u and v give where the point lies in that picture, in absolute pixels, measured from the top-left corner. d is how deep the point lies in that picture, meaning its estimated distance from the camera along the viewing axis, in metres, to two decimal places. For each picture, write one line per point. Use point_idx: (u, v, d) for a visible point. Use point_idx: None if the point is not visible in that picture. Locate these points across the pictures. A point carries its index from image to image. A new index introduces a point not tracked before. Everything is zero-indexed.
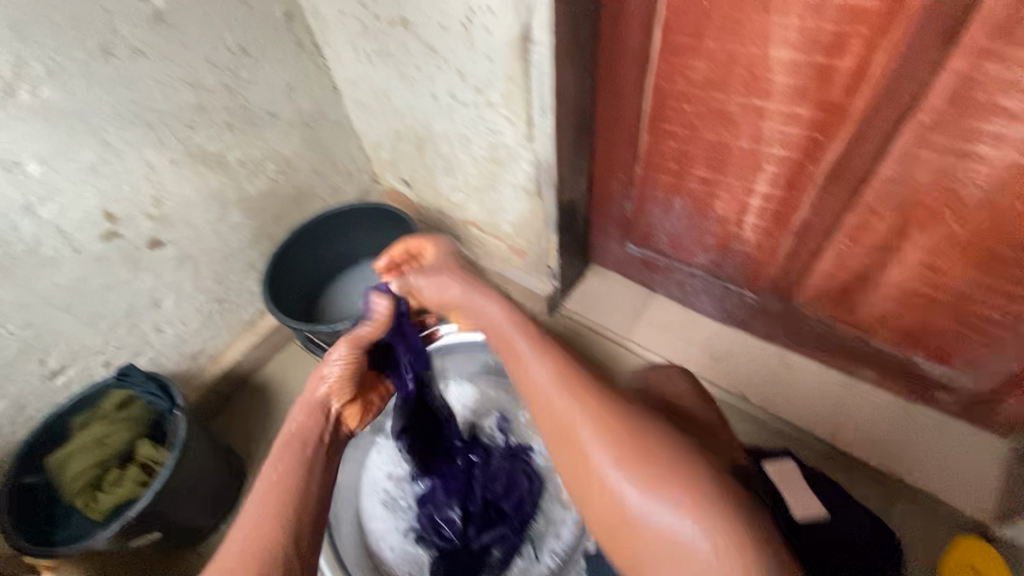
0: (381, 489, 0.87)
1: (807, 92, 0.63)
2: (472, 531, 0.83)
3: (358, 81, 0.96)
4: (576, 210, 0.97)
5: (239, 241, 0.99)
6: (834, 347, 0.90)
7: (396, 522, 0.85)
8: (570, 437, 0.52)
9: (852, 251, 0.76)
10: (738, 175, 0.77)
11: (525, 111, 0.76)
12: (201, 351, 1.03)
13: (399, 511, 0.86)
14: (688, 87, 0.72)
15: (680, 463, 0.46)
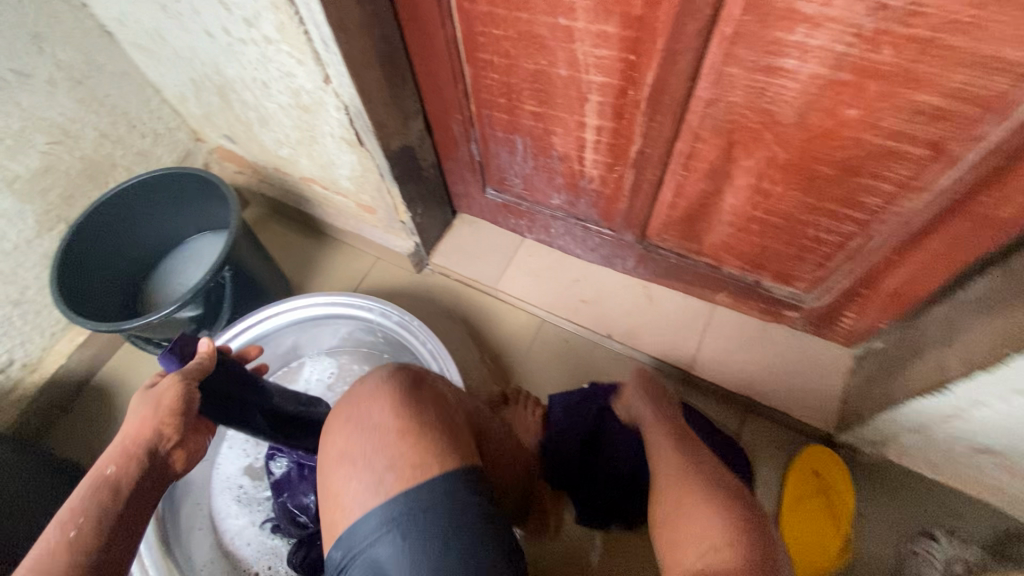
0: (235, 485, 0.82)
1: (609, 5, 0.54)
2: None
3: (125, 21, 0.78)
4: (418, 158, 0.87)
5: (21, 232, 0.83)
6: (691, 277, 0.89)
7: (252, 516, 0.80)
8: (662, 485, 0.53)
9: (690, 181, 0.71)
10: (567, 107, 0.69)
11: (308, 47, 0.63)
12: (11, 363, 0.89)
13: (255, 504, 0.81)
14: (490, 7, 0.61)
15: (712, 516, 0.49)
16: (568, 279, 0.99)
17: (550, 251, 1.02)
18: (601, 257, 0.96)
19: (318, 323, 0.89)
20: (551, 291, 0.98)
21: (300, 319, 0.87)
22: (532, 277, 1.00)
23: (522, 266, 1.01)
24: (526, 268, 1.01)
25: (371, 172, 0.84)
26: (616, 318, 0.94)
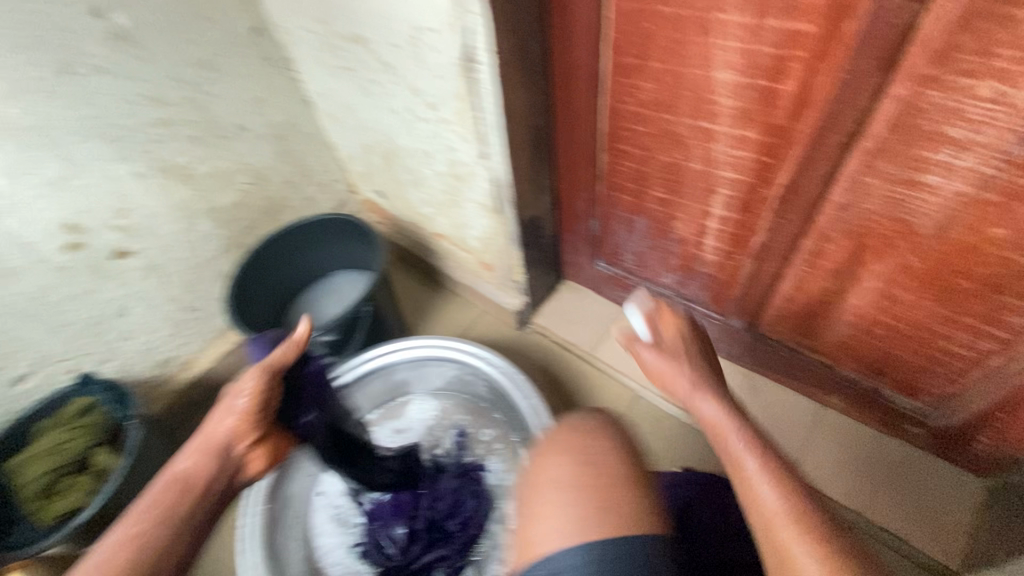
0: (333, 505, 0.87)
1: (753, 115, 0.61)
2: (416, 549, 0.82)
3: (327, 95, 0.97)
4: (541, 227, 0.96)
5: (210, 251, 1.00)
6: (802, 374, 0.88)
7: (343, 539, 0.84)
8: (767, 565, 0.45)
9: (813, 278, 0.73)
10: (694, 197, 0.75)
11: (477, 129, 0.75)
12: (172, 359, 1.04)
13: (347, 527, 0.85)
14: (639, 107, 0.70)
15: None
16: None
17: None
18: (703, 340, 0.98)
19: (428, 363, 0.95)
20: None
21: (416, 357, 0.94)
22: (631, 351, 1.03)
23: None
24: None
25: (500, 234, 0.93)
26: None
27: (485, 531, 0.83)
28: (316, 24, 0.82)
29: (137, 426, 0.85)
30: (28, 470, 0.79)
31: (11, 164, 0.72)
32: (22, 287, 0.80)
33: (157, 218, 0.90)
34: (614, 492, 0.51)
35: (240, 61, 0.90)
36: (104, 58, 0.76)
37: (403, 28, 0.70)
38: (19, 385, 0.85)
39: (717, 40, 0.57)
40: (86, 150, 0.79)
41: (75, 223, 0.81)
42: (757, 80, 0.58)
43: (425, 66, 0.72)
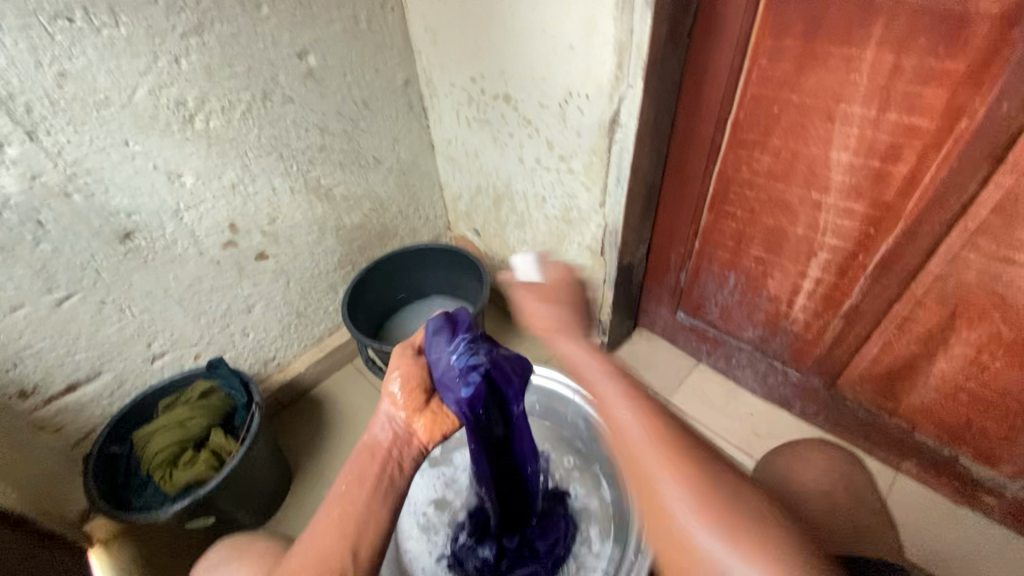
0: (420, 512, 0.92)
1: (862, 190, 0.71)
2: (506, 565, 0.83)
3: (453, 141, 1.11)
4: (633, 274, 1.05)
5: (328, 264, 1.11)
6: (876, 436, 0.92)
7: (430, 546, 0.88)
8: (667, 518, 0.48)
9: (900, 341, 0.80)
10: (792, 258, 0.84)
11: (603, 180, 0.86)
12: (273, 359, 1.12)
13: (434, 535, 0.89)
14: (752, 176, 0.80)
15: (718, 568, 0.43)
16: (739, 410, 1.05)
17: (723, 380, 1.10)
18: (777, 396, 1.03)
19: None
20: (722, 417, 1.04)
21: None
22: (703, 401, 1.07)
23: (694, 388, 1.10)
24: (699, 389, 1.09)
25: (597, 276, 1.02)
26: None
27: (572, 553, 0.86)
28: (466, 81, 0.97)
29: (258, 413, 0.90)
30: (156, 440, 0.85)
31: (206, 167, 0.85)
32: (182, 273, 0.90)
33: (296, 228, 1.01)
34: (743, 493, 0.48)
35: (390, 105, 1.05)
36: (294, 90, 0.89)
37: (555, 91, 0.82)
38: (153, 362, 0.93)
39: (839, 126, 0.68)
40: (261, 163, 0.91)
41: (236, 224, 0.92)
42: (871, 161, 0.68)
43: (567, 123, 0.84)
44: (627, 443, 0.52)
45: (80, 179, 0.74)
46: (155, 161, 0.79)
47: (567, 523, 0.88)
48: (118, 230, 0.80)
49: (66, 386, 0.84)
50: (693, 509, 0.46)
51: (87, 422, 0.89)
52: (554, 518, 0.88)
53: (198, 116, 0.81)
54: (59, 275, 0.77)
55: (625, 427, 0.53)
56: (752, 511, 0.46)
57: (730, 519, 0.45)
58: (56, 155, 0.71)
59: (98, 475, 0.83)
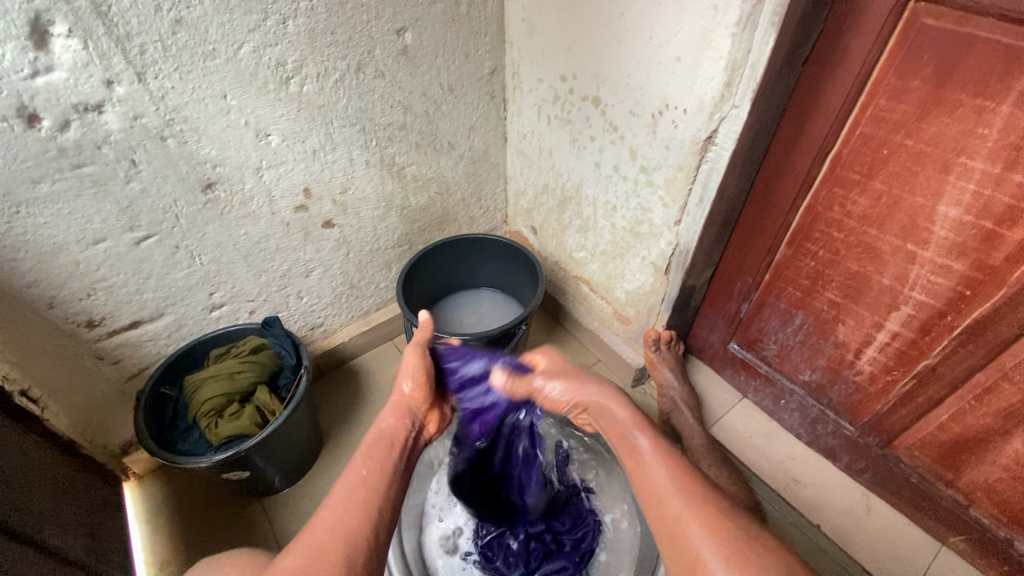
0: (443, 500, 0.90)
1: (965, 249, 0.67)
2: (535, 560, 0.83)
3: (529, 136, 1.10)
4: (693, 298, 1.02)
5: (388, 241, 1.12)
6: (924, 502, 0.88)
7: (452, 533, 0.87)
8: (676, 529, 0.59)
9: (975, 412, 0.76)
10: (870, 307, 0.80)
11: (682, 198, 0.84)
12: (320, 325, 1.14)
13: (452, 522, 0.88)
14: (843, 217, 0.77)
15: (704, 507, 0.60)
16: (781, 454, 1.02)
17: (765, 419, 1.07)
18: (823, 446, 0.99)
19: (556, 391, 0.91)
20: (762, 460, 1.01)
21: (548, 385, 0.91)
22: (744, 439, 1.04)
23: (735, 423, 1.06)
24: (741, 426, 1.06)
25: (655, 293, 1.00)
26: (821, 510, 0.94)
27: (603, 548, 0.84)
28: (555, 78, 0.96)
29: (304, 376, 0.92)
30: (207, 388, 0.88)
31: (292, 130, 0.86)
32: (252, 230, 0.91)
33: (365, 201, 1.02)
34: (688, 489, 0.62)
35: (473, 93, 1.05)
36: (387, 66, 0.89)
37: (650, 102, 0.81)
38: (211, 312, 0.95)
39: (954, 180, 0.65)
40: (344, 134, 0.91)
41: (310, 188, 0.93)
42: (982, 222, 0.65)
43: (656, 136, 0.83)
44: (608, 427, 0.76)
45: (177, 125, 0.76)
46: (247, 118, 0.81)
47: (594, 515, 0.87)
48: (203, 179, 0.82)
49: (130, 321, 0.87)
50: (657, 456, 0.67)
51: (143, 359, 0.92)
52: (582, 512, 0.87)
53: (294, 80, 0.82)
54: (142, 215, 0.79)
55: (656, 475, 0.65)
56: (765, 559, 0.54)
57: (671, 475, 0.64)
58: (159, 99, 0.72)
59: (148, 412, 0.86)
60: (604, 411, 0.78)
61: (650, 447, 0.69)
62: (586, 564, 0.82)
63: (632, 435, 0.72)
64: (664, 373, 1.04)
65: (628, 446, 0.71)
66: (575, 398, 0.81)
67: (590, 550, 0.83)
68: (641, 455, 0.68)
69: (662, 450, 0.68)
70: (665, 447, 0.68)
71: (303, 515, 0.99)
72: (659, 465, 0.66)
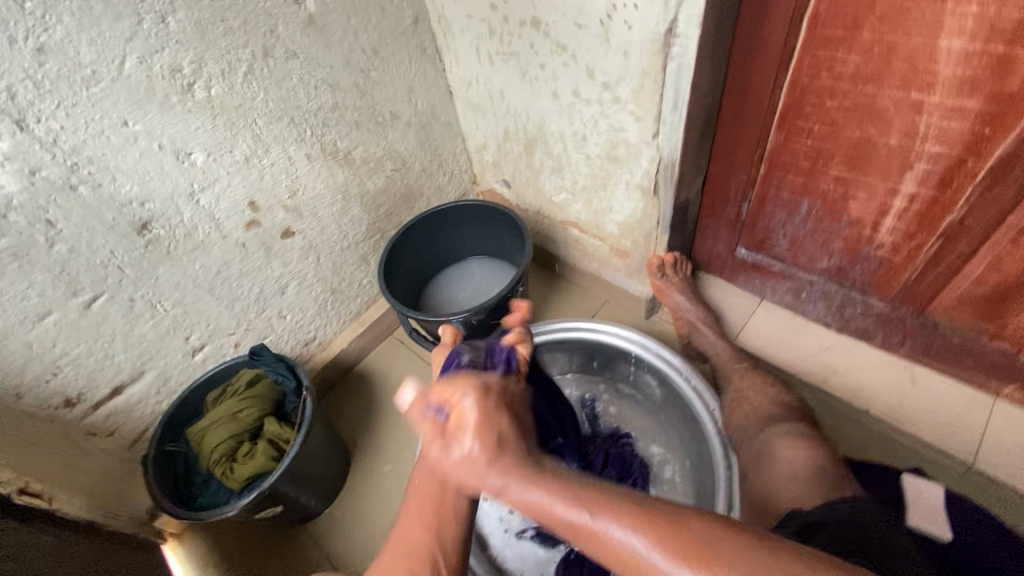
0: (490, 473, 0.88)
1: (978, 82, 0.60)
2: None
3: (473, 82, 1.00)
4: (688, 212, 0.96)
5: (357, 235, 1.04)
6: (970, 360, 0.84)
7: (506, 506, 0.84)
8: (633, 564, 0.39)
9: (1013, 256, 0.70)
10: (882, 174, 0.74)
11: (656, 107, 0.76)
12: (314, 338, 1.08)
13: None
14: (834, 81, 0.69)
15: (660, 531, 0.39)
16: (813, 347, 0.98)
17: (791, 316, 1.02)
18: (854, 328, 0.95)
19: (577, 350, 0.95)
20: (796, 358, 0.97)
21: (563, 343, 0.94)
22: (772, 341, 1.00)
23: (760, 328, 1.02)
24: (766, 329, 1.02)
25: (649, 217, 0.93)
26: (866, 394, 0.91)
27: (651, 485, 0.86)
28: (485, 10, 0.85)
29: (308, 396, 0.87)
30: (212, 435, 0.83)
31: (214, 142, 0.77)
32: (208, 260, 0.84)
33: (320, 199, 0.94)
34: (620, 509, 0.41)
35: (401, 49, 0.94)
36: (297, 42, 0.79)
37: (596, 7, 0.71)
38: (194, 356, 0.90)
39: (953, 6, 0.56)
40: (273, 131, 0.82)
41: (256, 201, 0.85)
42: (993, 46, 0.57)
43: (611, 45, 0.73)
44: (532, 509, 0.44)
45: (83, 169, 0.67)
46: (159, 140, 0.72)
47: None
48: (134, 221, 0.73)
49: (111, 389, 0.81)
50: (558, 496, 0.42)
51: (138, 423, 0.87)
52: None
53: (197, 85, 0.72)
54: (81, 277, 0.71)
55: (555, 508, 0.42)
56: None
57: (655, 528, 0.39)
58: (52, 144, 0.63)
59: (160, 475, 0.82)
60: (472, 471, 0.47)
61: (559, 492, 0.43)
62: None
63: (529, 488, 0.44)
64: (677, 296, 0.99)
65: (534, 482, 0.44)
66: (488, 470, 0.46)
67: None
68: (593, 528, 0.40)
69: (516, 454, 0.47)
70: (535, 469, 0.45)
71: (351, 530, 0.96)
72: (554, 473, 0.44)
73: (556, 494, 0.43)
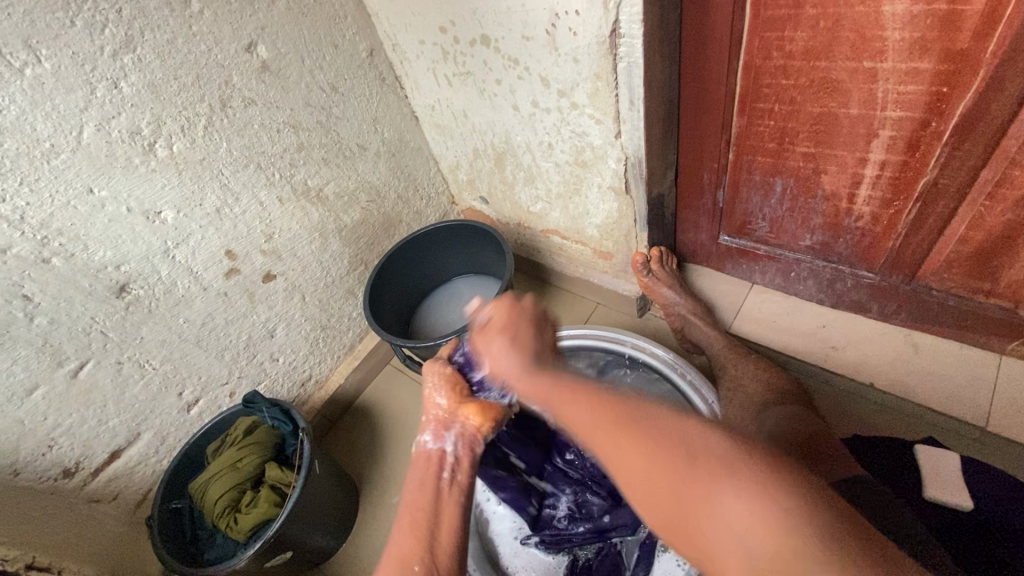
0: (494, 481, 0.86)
1: (927, 43, 0.59)
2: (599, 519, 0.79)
3: (436, 104, 1.01)
4: (665, 206, 0.95)
5: (339, 270, 1.04)
6: (970, 320, 0.82)
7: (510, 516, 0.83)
8: (623, 458, 0.41)
9: (993, 212, 0.69)
10: (848, 145, 0.73)
11: (613, 108, 0.76)
12: (309, 377, 1.08)
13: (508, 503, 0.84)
14: (786, 60, 0.69)
15: (660, 449, 0.39)
16: (810, 326, 0.96)
17: (784, 297, 1.00)
18: (848, 302, 0.93)
19: (567, 357, 0.94)
20: (794, 339, 0.95)
21: (558, 354, 0.93)
22: (769, 325, 0.98)
23: (755, 313, 1.00)
24: (760, 313, 1.00)
25: (626, 216, 0.93)
26: (871, 369, 0.88)
27: None
28: (436, 34, 0.86)
29: (305, 436, 0.87)
30: (213, 488, 0.83)
31: (183, 198, 0.77)
32: (191, 313, 0.84)
33: (297, 239, 0.94)
34: (621, 412, 0.43)
35: (360, 82, 0.95)
36: (253, 90, 0.80)
37: (539, 18, 0.71)
38: (189, 411, 0.90)
39: None
40: (240, 178, 0.83)
41: (233, 249, 0.86)
42: (937, 5, 0.56)
43: (560, 52, 0.73)
44: (580, 427, 0.45)
45: (53, 241, 0.67)
46: (128, 203, 0.72)
47: None
48: (112, 285, 0.74)
49: (109, 454, 0.81)
50: (565, 405, 0.48)
51: (141, 483, 0.87)
52: None
53: (158, 144, 0.73)
54: (64, 346, 0.72)
55: (569, 413, 0.47)
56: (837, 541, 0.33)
57: (656, 444, 0.40)
58: (19, 221, 0.64)
59: (167, 533, 0.82)
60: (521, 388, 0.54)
61: (589, 414, 0.45)
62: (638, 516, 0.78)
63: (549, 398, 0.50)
64: (665, 292, 0.98)
65: (558, 397, 0.48)
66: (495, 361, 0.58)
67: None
68: (600, 426, 0.43)
69: (577, 389, 0.48)
70: (599, 401, 0.45)
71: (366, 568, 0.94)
72: (573, 398, 0.47)
73: (579, 410, 0.45)
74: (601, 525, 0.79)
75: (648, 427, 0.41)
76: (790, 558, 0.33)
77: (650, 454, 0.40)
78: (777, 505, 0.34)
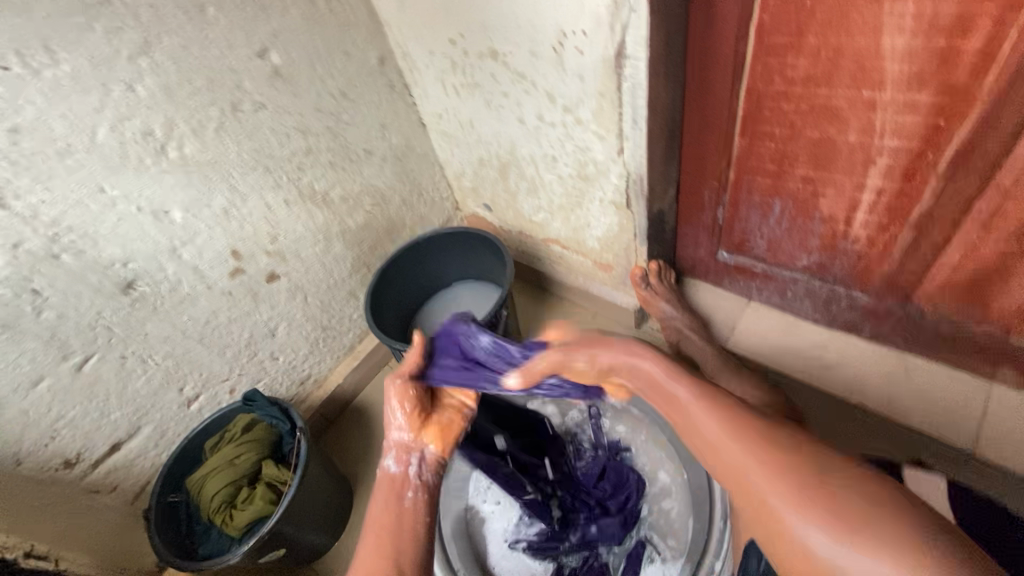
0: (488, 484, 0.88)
1: (925, 76, 0.60)
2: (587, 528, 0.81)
3: (443, 113, 1.02)
4: (665, 221, 0.96)
5: (342, 271, 1.06)
6: (962, 346, 0.83)
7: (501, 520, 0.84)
8: (751, 494, 0.50)
9: (986, 242, 0.70)
10: (846, 171, 0.74)
11: (616, 126, 0.77)
12: (308, 376, 1.10)
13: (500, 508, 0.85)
14: (787, 86, 0.70)
15: (784, 476, 0.48)
16: (804, 345, 0.97)
17: (781, 315, 1.01)
18: (843, 323, 0.94)
19: None
20: (789, 357, 0.96)
21: None
22: (764, 342, 0.99)
23: (751, 329, 1.01)
24: (756, 329, 1.01)
25: (626, 230, 0.94)
26: (863, 389, 0.89)
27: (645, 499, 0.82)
28: (445, 45, 0.87)
29: (302, 436, 0.88)
30: (211, 483, 0.85)
31: (192, 199, 0.79)
32: (195, 311, 0.85)
33: (302, 241, 0.96)
34: (777, 440, 0.51)
35: (369, 89, 0.96)
36: (264, 94, 0.82)
37: (547, 36, 0.73)
38: (189, 406, 0.91)
39: (890, 6, 0.57)
40: (248, 180, 0.84)
41: (238, 250, 0.87)
42: (935, 40, 0.57)
43: (566, 69, 0.75)
44: (648, 389, 0.62)
45: (64, 238, 0.69)
46: (138, 203, 0.74)
47: (633, 475, 0.84)
48: (119, 282, 0.76)
49: (109, 447, 0.83)
50: (684, 401, 0.57)
51: (139, 476, 0.89)
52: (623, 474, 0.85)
53: (170, 145, 0.74)
54: (71, 340, 0.73)
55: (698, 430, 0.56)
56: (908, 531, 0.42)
57: (754, 458, 0.51)
58: (32, 218, 0.66)
59: (163, 527, 0.84)
60: (633, 370, 0.63)
61: (716, 430, 0.54)
62: (624, 527, 0.80)
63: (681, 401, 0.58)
64: (663, 304, 0.99)
65: (680, 410, 0.58)
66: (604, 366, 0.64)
67: (633, 511, 0.81)
68: (703, 449, 0.55)
69: (717, 404, 0.56)
70: (729, 414, 0.54)
71: None
72: (700, 407, 0.56)
73: (706, 427, 0.55)
74: (588, 534, 0.81)
75: (753, 454, 0.51)
76: (873, 545, 0.42)
77: (772, 483, 0.49)
78: (883, 513, 0.44)
